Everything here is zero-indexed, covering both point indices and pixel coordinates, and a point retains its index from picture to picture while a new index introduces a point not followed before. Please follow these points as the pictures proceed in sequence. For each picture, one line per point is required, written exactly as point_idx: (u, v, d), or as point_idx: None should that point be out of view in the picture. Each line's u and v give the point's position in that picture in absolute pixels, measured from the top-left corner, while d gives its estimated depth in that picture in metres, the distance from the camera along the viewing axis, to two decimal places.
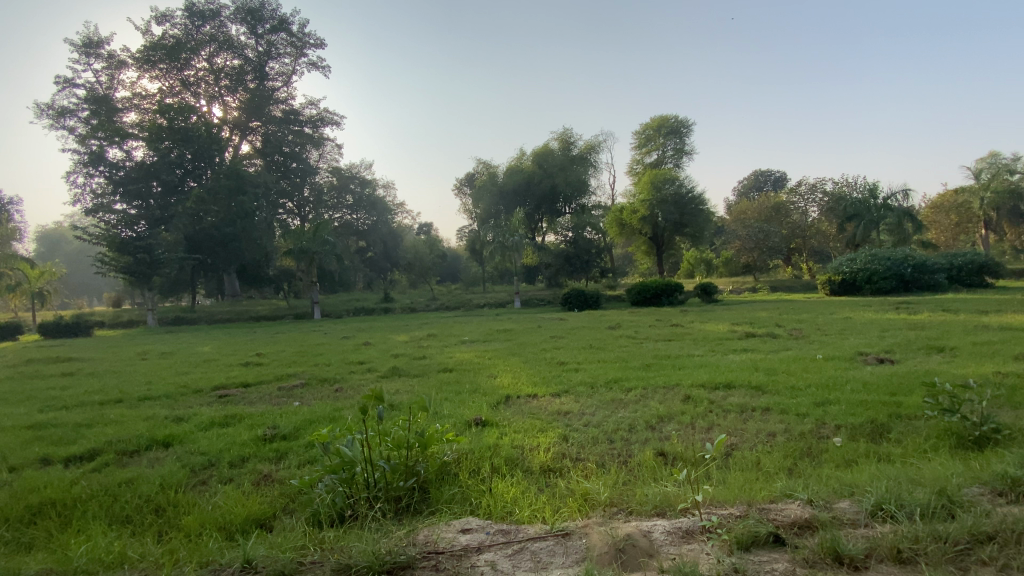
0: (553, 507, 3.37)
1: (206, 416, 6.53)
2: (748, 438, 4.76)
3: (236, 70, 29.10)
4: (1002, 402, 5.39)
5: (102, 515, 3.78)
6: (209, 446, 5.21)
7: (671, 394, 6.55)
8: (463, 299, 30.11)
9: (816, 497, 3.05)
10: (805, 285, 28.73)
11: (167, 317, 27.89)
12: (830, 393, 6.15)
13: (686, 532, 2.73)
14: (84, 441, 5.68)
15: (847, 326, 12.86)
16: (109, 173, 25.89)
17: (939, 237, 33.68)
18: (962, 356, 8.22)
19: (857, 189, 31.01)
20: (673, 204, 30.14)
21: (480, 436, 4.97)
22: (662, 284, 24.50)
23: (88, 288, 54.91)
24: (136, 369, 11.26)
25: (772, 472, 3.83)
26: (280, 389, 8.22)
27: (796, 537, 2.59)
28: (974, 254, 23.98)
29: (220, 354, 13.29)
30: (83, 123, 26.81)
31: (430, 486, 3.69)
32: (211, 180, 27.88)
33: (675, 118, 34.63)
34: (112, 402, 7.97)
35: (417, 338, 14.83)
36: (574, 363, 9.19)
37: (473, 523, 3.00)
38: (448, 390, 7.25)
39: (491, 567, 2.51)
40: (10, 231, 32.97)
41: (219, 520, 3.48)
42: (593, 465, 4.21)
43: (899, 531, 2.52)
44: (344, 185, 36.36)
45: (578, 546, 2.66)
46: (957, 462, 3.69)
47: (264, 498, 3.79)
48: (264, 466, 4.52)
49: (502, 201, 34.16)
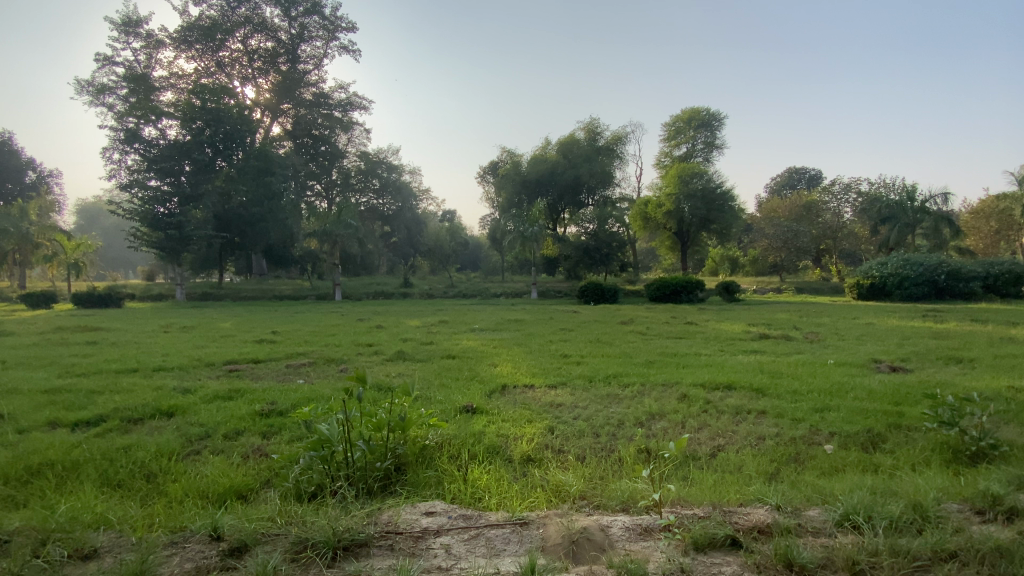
0: (523, 497, 3.39)
1: (212, 388, 6.78)
2: (736, 440, 4.69)
3: (269, 52, 29.49)
4: (1011, 417, 5.21)
5: (97, 478, 4.00)
6: (208, 418, 5.40)
7: (669, 392, 6.49)
8: (481, 288, 30.23)
9: (786, 504, 2.99)
10: (832, 288, 27.93)
11: (195, 293, 28.84)
12: (831, 399, 6.00)
13: (644, 530, 2.72)
14: (94, 407, 5.96)
15: (867, 331, 12.52)
16: (144, 151, 26.48)
17: (978, 244, 32.42)
18: (980, 368, 7.91)
19: (895, 191, 29.76)
20: (699, 199, 29.44)
21: (467, 423, 5.02)
22: (681, 281, 24.04)
23: (123, 260, 57.37)
24: (157, 341, 11.73)
25: (751, 476, 3.77)
26: (287, 366, 8.44)
27: (752, 541, 2.55)
28: (1014, 262, 22.88)
29: (238, 330, 13.68)
30: (122, 101, 27.57)
31: (406, 467, 3.78)
32: (242, 161, 28.53)
33: (707, 111, 33.80)
34: (128, 371, 8.33)
35: (430, 324, 15.02)
36: (577, 356, 9.17)
37: (438, 506, 3.06)
38: (447, 376, 7.34)
39: (444, 550, 2.56)
40: (50, 203, 34.46)
41: (202, 489, 3.62)
42: (572, 458, 4.23)
43: (859, 543, 2.46)
44: (371, 169, 36.60)
45: (534, 535, 2.69)
46: (946, 477, 3.57)
47: (249, 470, 3.94)
48: (255, 440, 4.67)
49: (525, 190, 34.02)
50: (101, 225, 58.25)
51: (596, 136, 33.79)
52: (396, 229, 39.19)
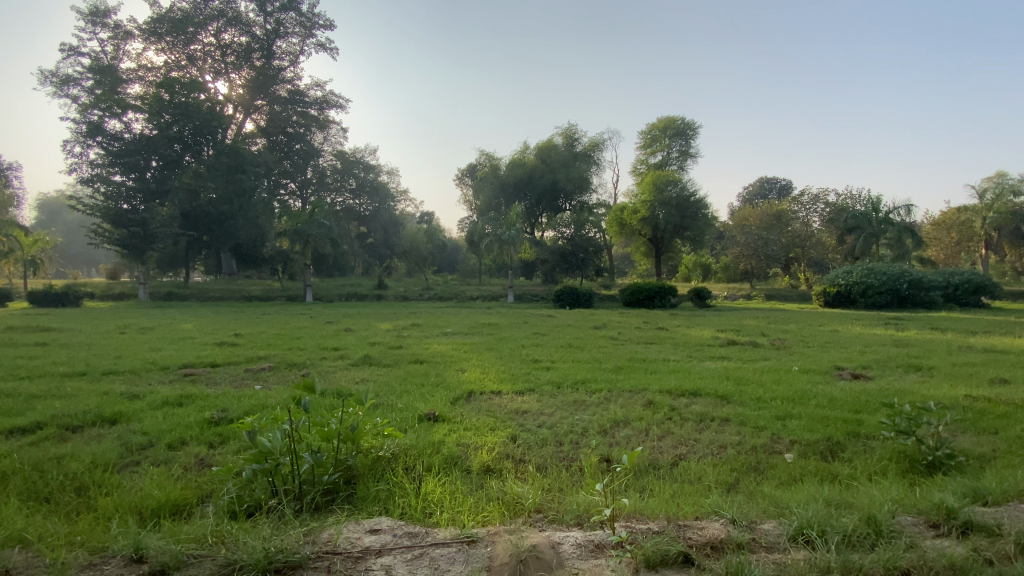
0: (476, 510, 3.26)
1: (162, 394, 6.45)
2: (698, 448, 4.66)
3: (243, 47, 28.76)
4: (966, 427, 5.32)
5: (23, 490, 3.72)
6: (153, 425, 5.12)
7: (635, 398, 6.46)
8: (457, 291, 29.99)
9: (741, 517, 2.93)
10: (801, 295, 28.61)
11: (160, 292, 27.87)
12: (795, 406, 6.03)
13: (597, 546, 2.62)
14: (31, 413, 5.61)
15: (831, 338, 12.82)
16: (107, 145, 25.48)
17: (939, 254, 33.41)
18: (939, 376, 8.11)
19: (861, 203, 30.72)
20: (674, 206, 29.83)
21: (426, 432, 4.87)
22: (655, 286, 24.31)
23: (86, 258, 55.48)
24: (113, 343, 11.22)
25: (710, 487, 3.73)
26: (247, 371, 8.13)
27: (705, 558, 2.48)
28: (971, 273, 23.88)
29: (199, 332, 13.19)
30: (87, 93, 26.47)
31: (357, 480, 3.63)
32: (211, 157, 27.72)
33: (682, 120, 34.40)
34: (76, 374, 7.91)
35: (401, 327, 14.78)
36: (547, 362, 9.09)
37: (383, 523, 2.90)
38: (412, 381, 7.19)
39: (384, 572, 2.41)
40: (7, 198, 33.07)
41: (137, 503, 3.38)
42: (532, 468, 4.13)
43: (812, 559, 2.41)
44: (347, 169, 36.16)
45: (481, 554, 2.56)
46: (901, 488, 3.59)
47: (191, 483, 3.71)
48: (201, 450, 4.43)
49: (502, 194, 33.99)
50: (63, 221, 56.13)
51: (574, 141, 33.97)
52: (372, 230, 38.79)
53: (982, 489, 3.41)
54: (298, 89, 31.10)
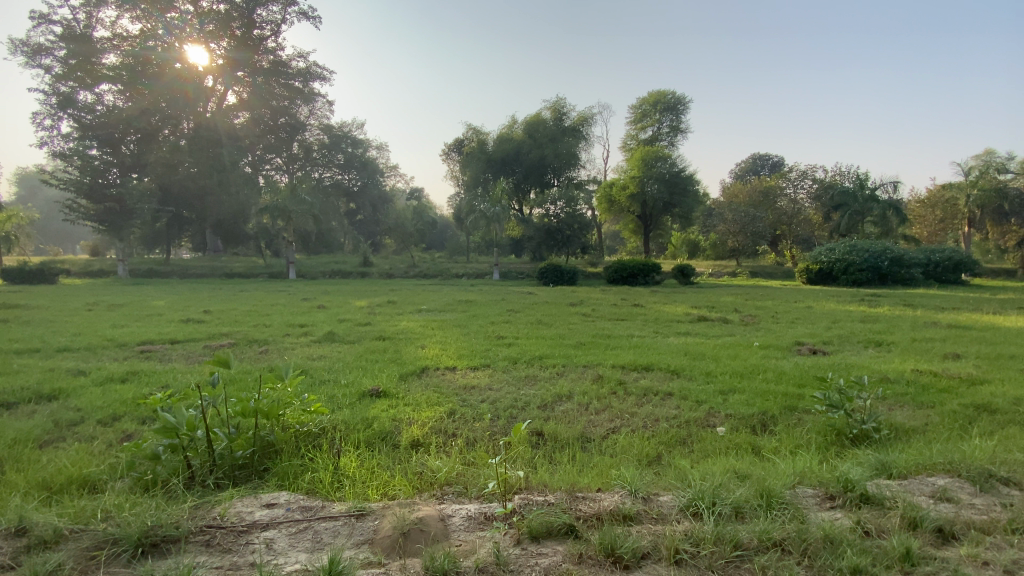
0: (386, 484, 3.26)
1: (109, 370, 6.38)
2: (633, 422, 4.68)
3: (222, 15, 27.22)
4: (904, 400, 5.40)
5: None
6: (89, 402, 5.06)
7: (587, 373, 6.48)
8: (442, 268, 29.77)
9: (642, 489, 2.95)
10: (786, 273, 28.69)
11: (139, 268, 27.36)
12: (740, 381, 6.08)
13: (484, 518, 2.63)
14: None
15: (803, 314, 12.91)
16: (78, 117, 24.95)
17: (922, 232, 34.20)
18: (894, 351, 8.19)
19: (849, 178, 30.78)
20: (664, 182, 29.56)
21: (365, 407, 4.89)
22: (639, 263, 24.26)
23: (64, 234, 55.08)
24: (79, 320, 11.05)
25: (630, 460, 3.76)
26: (206, 347, 8.08)
27: (587, 530, 2.49)
28: (953, 250, 24.01)
29: (168, 310, 12.95)
30: (59, 63, 25.11)
31: (276, 454, 3.64)
32: (190, 132, 27.42)
33: (672, 94, 33.79)
34: (29, 351, 7.81)
35: (376, 304, 14.69)
36: (512, 338, 9.07)
37: (281, 498, 2.90)
38: (369, 358, 7.16)
39: (265, 546, 2.40)
40: None
41: (46, 479, 3.34)
42: (460, 442, 4.15)
43: (690, 530, 2.43)
44: (334, 143, 35.64)
45: (366, 528, 2.56)
46: (812, 460, 3.62)
47: (108, 459, 3.67)
48: (131, 426, 4.39)
49: (489, 168, 33.44)
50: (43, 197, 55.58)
51: (563, 116, 33.33)
52: (361, 206, 38.45)
53: (891, 462, 3.46)
54: (281, 59, 30.09)
